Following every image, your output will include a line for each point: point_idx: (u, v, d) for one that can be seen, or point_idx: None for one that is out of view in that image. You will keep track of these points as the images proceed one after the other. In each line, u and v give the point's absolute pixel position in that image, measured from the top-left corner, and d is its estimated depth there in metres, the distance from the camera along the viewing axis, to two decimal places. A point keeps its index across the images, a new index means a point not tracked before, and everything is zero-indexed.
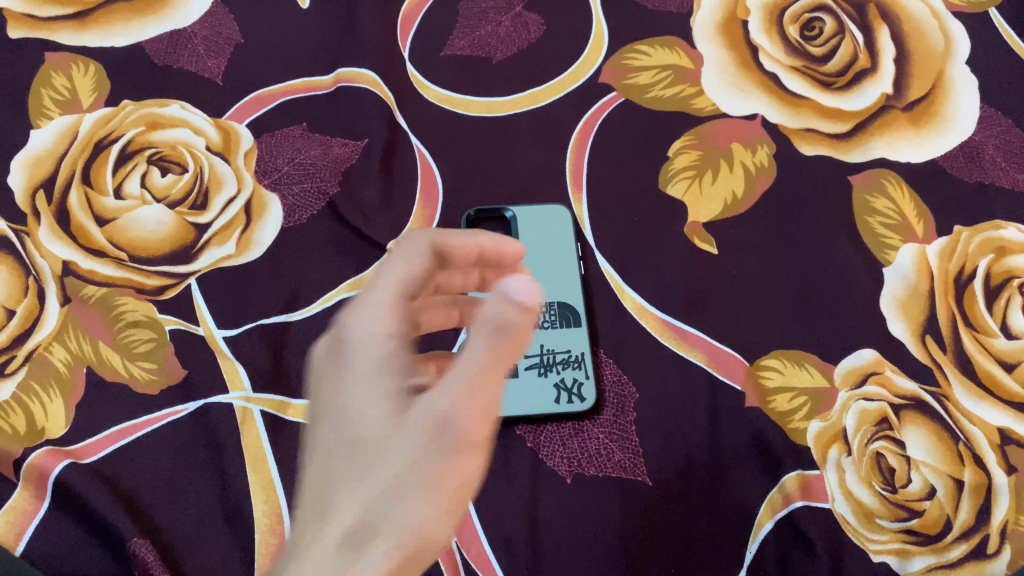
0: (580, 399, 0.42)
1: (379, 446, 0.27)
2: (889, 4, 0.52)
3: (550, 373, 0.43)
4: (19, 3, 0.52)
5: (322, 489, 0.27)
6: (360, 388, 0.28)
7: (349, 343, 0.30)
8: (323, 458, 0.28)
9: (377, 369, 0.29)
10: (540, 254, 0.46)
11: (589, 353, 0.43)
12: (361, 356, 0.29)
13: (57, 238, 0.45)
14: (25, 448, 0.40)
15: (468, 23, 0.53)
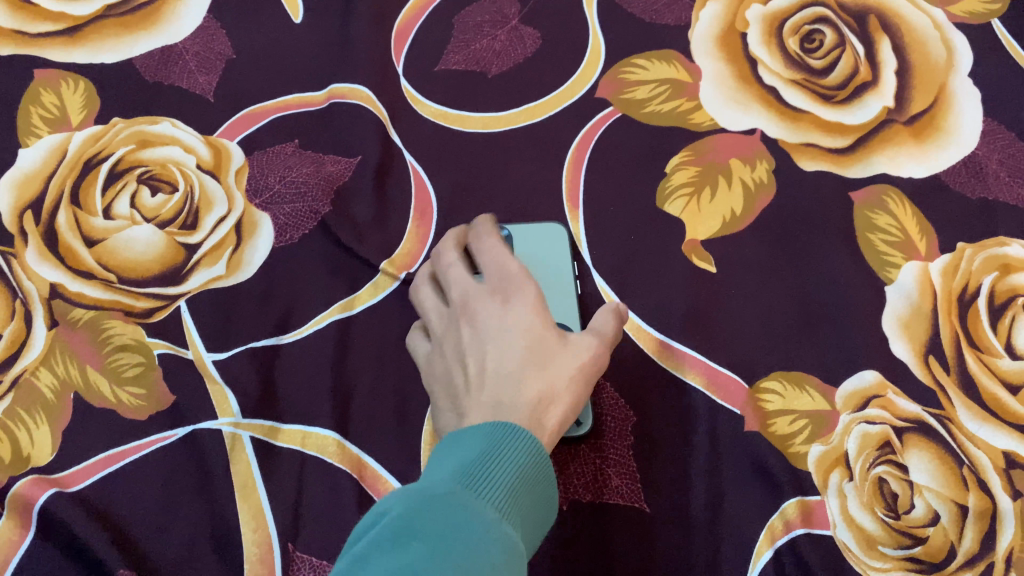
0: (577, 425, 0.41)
1: (550, 372, 0.33)
2: (890, 16, 0.52)
3: None
4: (9, 19, 0.52)
5: (489, 407, 0.31)
6: (522, 315, 0.34)
7: (501, 286, 0.35)
8: (478, 394, 0.32)
9: (502, 322, 0.34)
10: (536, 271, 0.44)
11: None
12: (497, 319, 0.34)
13: (45, 260, 0.44)
14: (11, 476, 0.39)
15: (464, 37, 0.52)
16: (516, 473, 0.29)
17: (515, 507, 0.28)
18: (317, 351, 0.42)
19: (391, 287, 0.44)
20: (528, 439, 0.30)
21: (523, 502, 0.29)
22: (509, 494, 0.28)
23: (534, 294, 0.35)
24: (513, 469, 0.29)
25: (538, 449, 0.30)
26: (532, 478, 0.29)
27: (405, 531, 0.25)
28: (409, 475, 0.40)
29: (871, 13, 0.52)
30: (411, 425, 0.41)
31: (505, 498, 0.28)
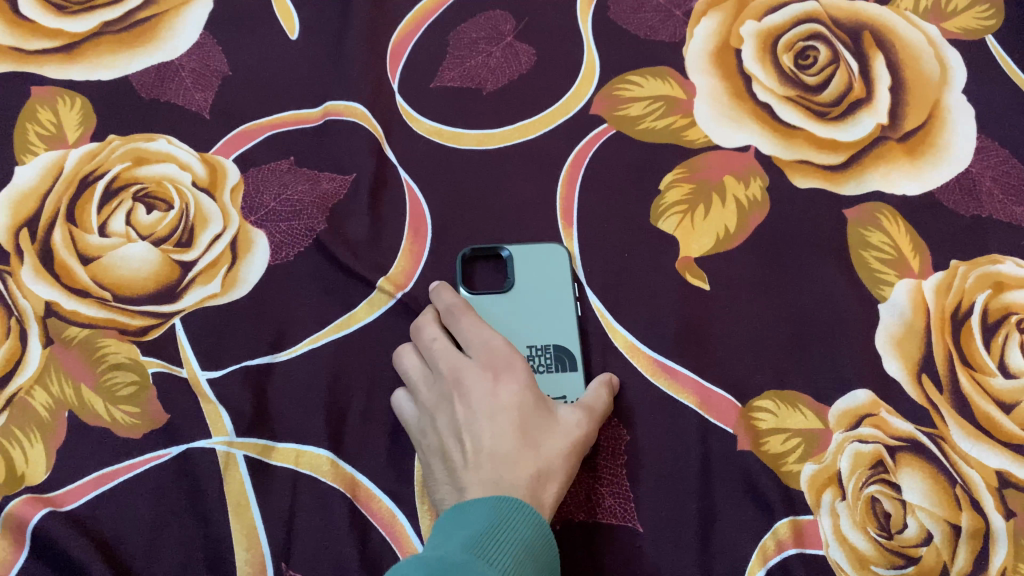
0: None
1: (543, 450, 0.35)
2: (884, 33, 0.52)
3: None
4: (5, 35, 0.52)
5: (489, 483, 0.34)
6: (511, 393, 0.37)
7: (488, 362, 0.38)
8: (476, 470, 0.34)
9: (493, 400, 0.36)
10: (536, 294, 0.44)
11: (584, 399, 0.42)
12: (488, 397, 0.37)
13: (41, 278, 0.44)
14: (4, 495, 0.39)
15: (459, 54, 0.52)
16: (523, 546, 0.31)
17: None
18: (311, 369, 0.43)
19: (386, 304, 0.45)
20: (530, 511, 0.33)
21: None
22: (517, 564, 0.31)
23: (520, 369, 0.38)
24: (519, 542, 0.31)
25: (538, 523, 0.33)
26: (537, 552, 0.32)
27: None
28: (402, 495, 0.40)
29: (865, 30, 0.52)
30: (404, 444, 0.41)
31: (513, 566, 0.30)
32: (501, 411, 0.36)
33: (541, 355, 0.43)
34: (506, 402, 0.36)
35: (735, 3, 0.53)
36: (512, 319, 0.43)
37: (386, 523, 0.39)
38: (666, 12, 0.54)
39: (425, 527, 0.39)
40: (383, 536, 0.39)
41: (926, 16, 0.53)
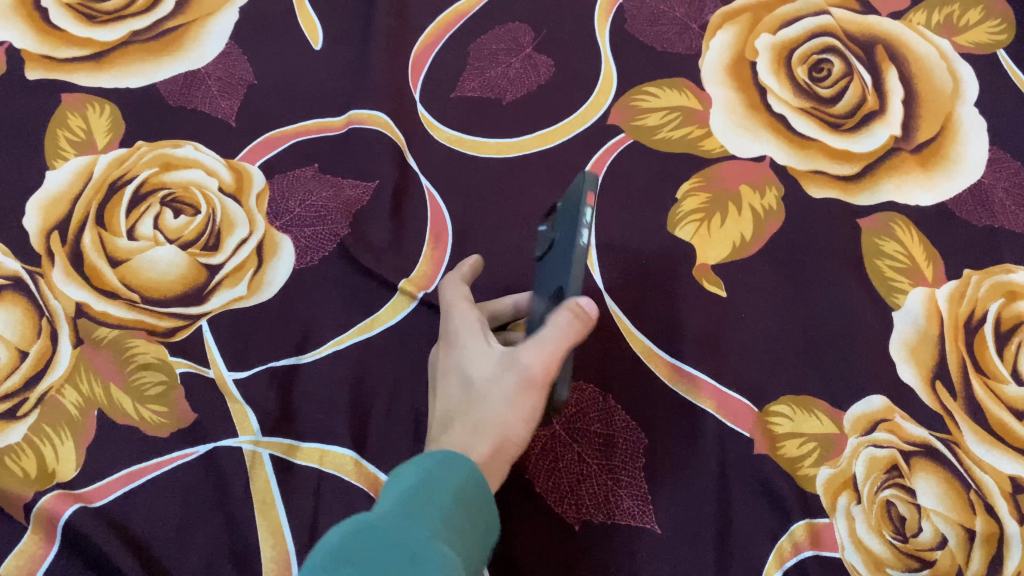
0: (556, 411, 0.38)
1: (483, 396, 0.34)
2: (897, 46, 0.53)
3: None
4: (36, 44, 0.53)
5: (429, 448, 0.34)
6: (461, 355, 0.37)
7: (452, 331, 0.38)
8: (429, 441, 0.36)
9: (449, 367, 0.37)
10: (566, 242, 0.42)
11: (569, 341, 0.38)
12: (443, 367, 0.37)
13: (71, 280, 0.45)
14: (35, 492, 0.40)
15: (479, 65, 0.53)
16: (450, 497, 0.29)
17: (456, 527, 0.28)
18: (335, 372, 0.43)
19: (408, 307, 0.45)
20: (462, 460, 0.31)
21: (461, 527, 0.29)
22: (447, 514, 0.28)
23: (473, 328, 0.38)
24: (447, 491, 0.29)
25: (470, 475, 0.30)
26: (468, 500, 0.30)
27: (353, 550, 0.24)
28: None
29: (878, 43, 0.53)
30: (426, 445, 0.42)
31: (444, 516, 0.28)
32: (452, 377, 0.36)
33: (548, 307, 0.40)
34: (455, 366, 0.36)
35: (750, 16, 0.54)
36: (552, 271, 0.42)
37: None
38: (682, 25, 0.55)
39: None
40: None
41: (938, 31, 0.54)
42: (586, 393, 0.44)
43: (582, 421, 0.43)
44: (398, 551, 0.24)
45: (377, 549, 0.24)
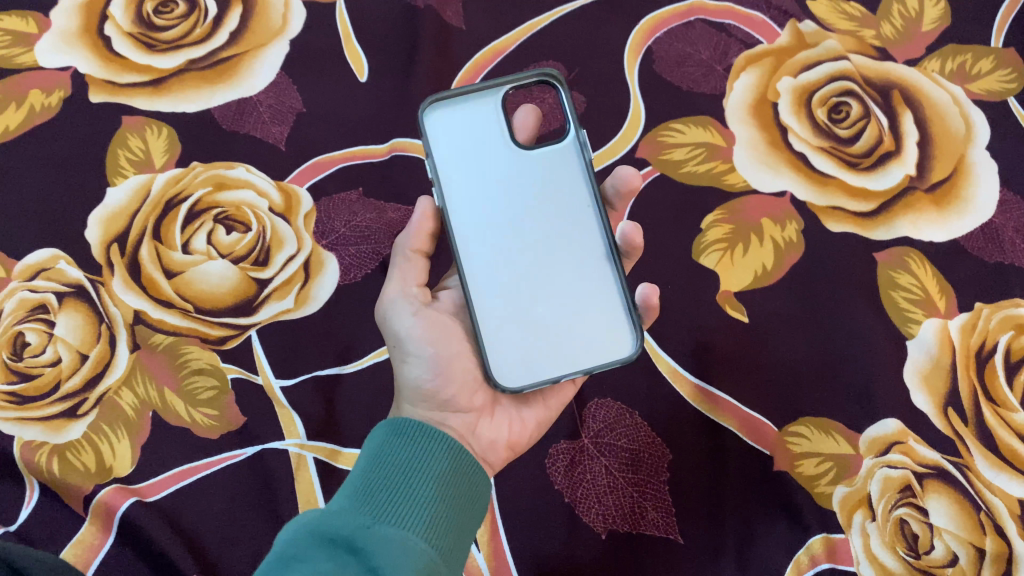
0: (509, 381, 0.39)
1: None
2: (912, 92, 0.56)
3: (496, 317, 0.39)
4: (98, 70, 0.56)
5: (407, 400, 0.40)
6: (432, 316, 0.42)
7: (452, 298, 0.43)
8: None
9: None
10: (478, 160, 0.40)
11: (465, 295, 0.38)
12: None
13: (130, 289, 0.48)
14: (95, 485, 0.43)
15: (514, 99, 0.56)
16: (408, 466, 0.33)
17: (405, 498, 0.31)
18: (376, 381, 0.46)
19: None
20: (409, 431, 0.34)
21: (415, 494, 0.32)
22: (400, 490, 0.31)
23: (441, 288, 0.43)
24: (402, 464, 0.33)
25: (416, 447, 0.33)
26: (427, 467, 0.33)
27: (296, 547, 0.28)
28: None
29: (894, 89, 0.56)
30: None
31: (401, 489, 0.31)
32: None
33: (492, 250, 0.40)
34: None
35: (772, 60, 0.58)
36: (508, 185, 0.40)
37: None
38: (707, 67, 0.58)
39: (480, 532, 0.43)
40: None
41: (951, 78, 0.57)
42: (613, 410, 0.46)
43: (610, 436, 0.45)
44: (337, 540, 0.28)
45: (314, 545, 0.28)
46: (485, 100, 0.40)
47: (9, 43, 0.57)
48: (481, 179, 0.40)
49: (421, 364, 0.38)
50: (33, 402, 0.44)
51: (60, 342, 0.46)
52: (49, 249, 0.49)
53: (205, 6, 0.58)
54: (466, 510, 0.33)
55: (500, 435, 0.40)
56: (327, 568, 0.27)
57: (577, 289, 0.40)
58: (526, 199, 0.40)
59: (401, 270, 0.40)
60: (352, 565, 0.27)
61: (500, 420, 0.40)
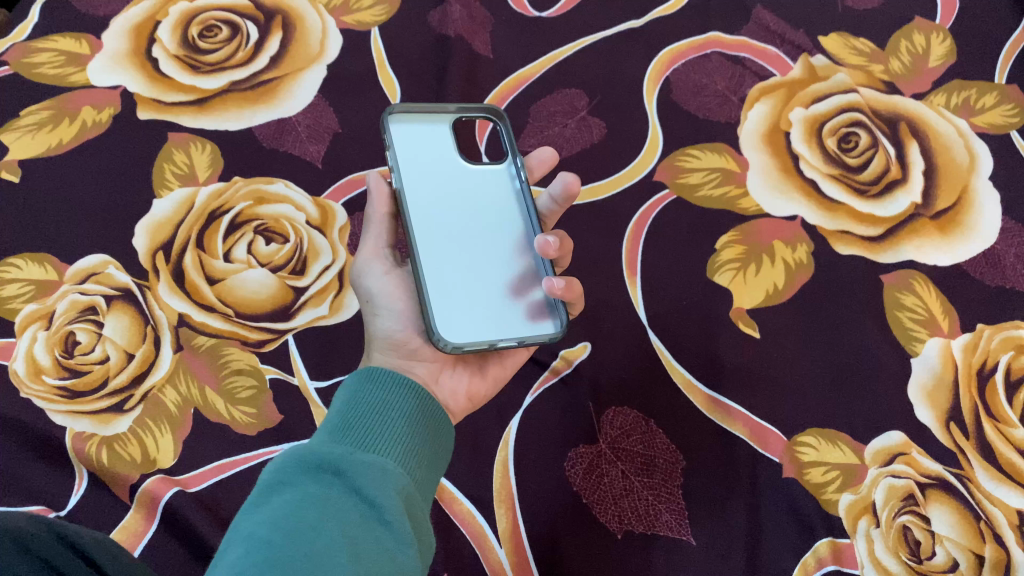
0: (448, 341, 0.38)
1: None
2: (919, 124, 0.59)
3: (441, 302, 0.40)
4: (146, 89, 0.59)
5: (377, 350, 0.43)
6: None
7: None
8: None
9: None
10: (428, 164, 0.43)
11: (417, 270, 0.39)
12: None
13: (175, 293, 0.51)
14: (140, 475, 0.45)
15: (539, 124, 0.59)
16: (380, 408, 0.35)
17: (381, 436, 0.34)
18: None
19: None
20: (387, 377, 0.37)
21: (392, 435, 0.34)
22: (378, 429, 0.34)
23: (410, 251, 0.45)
24: (374, 404, 0.35)
25: (395, 393, 0.36)
26: (397, 408, 0.36)
27: (283, 474, 0.31)
28: (482, 499, 0.46)
29: (901, 120, 0.59)
30: (484, 455, 0.47)
31: (374, 428, 0.34)
32: None
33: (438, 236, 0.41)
34: None
35: (785, 92, 0.61)
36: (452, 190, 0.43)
37: (466, 522, 0.46)
38: (723, 97, 0.61)
39: (502, 529, 0.46)
40: (464, 534, 0.45)
41: (956, 111, 0.59)
42: (630, 417, 0.48)
43: (627, 442, 0.48)
44: (322, 466, 0.31)
45: (300, 471, 0.31)
46: (439, 120, 0.44)
47: (63, 63, 0.60)
48: (431, 183, 0.42)
49: (390, 316, 0.40)
50: (83, 397, 0.47)
51: (109, 342, 0.49)
52: (98, 255, 0.52)
53: (246, 31, 0.61)
54: (435, 454, 0.36)
55: (461, 385, 0.42)
56: (314, 490, 0.29)
57: (503, 286, 0.42)
58: (466, 205, 0.43)
59: (372, 234, 0.42)
60: (337, 488, 0.30)
61: (461, 373, 0.42)
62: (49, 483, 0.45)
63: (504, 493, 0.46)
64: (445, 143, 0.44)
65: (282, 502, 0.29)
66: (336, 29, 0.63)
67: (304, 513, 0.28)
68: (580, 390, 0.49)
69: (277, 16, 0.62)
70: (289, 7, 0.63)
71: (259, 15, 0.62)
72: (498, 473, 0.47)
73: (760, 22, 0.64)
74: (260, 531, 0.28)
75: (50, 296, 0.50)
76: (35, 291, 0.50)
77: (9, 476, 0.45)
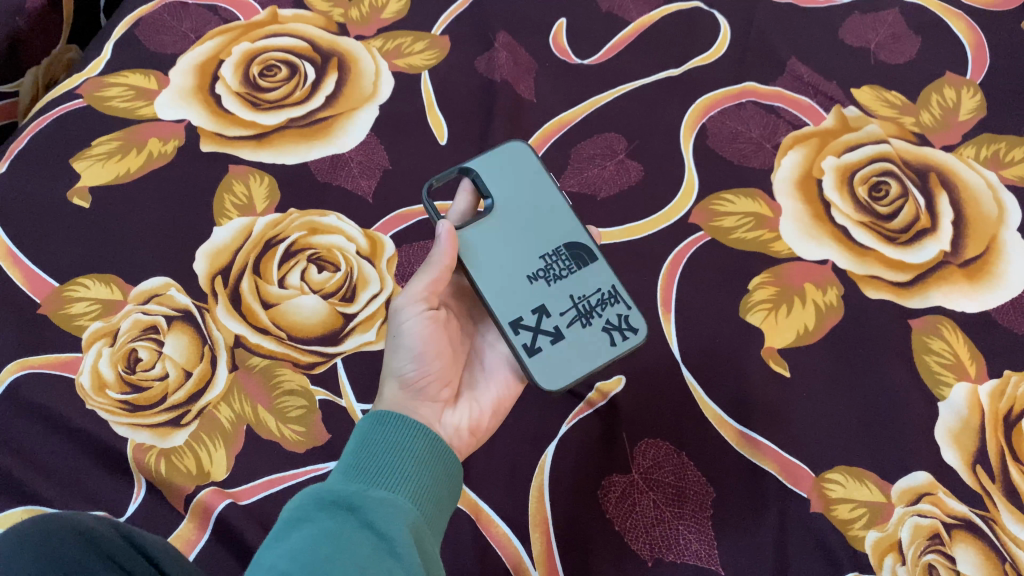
0: (632, 331, 0.49)
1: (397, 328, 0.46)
2: (948, 176, 0.60)
3: (594, 320, 0.49)
4: (209, 123, 0.62)
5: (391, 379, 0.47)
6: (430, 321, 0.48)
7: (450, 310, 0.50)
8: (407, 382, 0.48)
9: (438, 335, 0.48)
10: (514, 198, 0.50)
11: (615, 286, 0.50)
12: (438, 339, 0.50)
13: (232, 316, 0.54)
14: (194, 487, 0.48)
15: (578, 166, 0.62)
16: (390, 447, 0.40)
17: (390, 476, 0.38)
18: None
19: None
20: (395, 418, 0.41)
21: (401, 474, 0.39)
22: (387, 469, 0.39)
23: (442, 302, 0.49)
24: (382, 447, 0.40)
25: (401, 432, 0.40)
26: (406, 445, 0.40)
27: (302, 511, 0.35)
28: (517, 523, 0.48)
29: (931, 172, 0.61)
30: (520, 481, 0.50)
31: (384, 466, 0.39)
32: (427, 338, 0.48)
33: (559, 259, 0.49)
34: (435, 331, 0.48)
35: (818, 140, 0.63)
36: (512, 227, 0.49)
37: (502, 545, 0.48)
38: (757, 144, 0.63)
39: (536, 551, 0.47)
40: (500, 556, 0.47)
41: (985, 163, 0.61)
42: (662, 449, 0.50)
43: (659, 472, 0.49)
44: (337, 504, 0.35)
45: (317, 509, 0.35)
46: (479, 165, 0.51)
47: (132, 97, 0.63)
48: (532, 213, 0.50)
49: (406, 357, 0.44)
50: (143, 410, 0.50)
51: (168, 359, 0.52)
52: (160, 278, 0.55)
53: (304, 71, 0.65)
54: (441, 488, 0.41)
55: (462, 421, 0.46)
56: (331, 526, 0.34)
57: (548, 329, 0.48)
58: (522, 238, 0.49)
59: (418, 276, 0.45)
60: (351, 524, 0.34)
61: (462, 410, 0.47)
62: (109, 490, 0.48)
63: (539, 517, 0.48)
64: (496, 185, 0.50)
65: (302, 535, 0.33)
66: (389, 71, 0.66)
67: (321, 546, 0.33)
68: (613, 421, 0.51)
69: (333, 58, 0.66)
70: (344, 50, 0.66)
71: (316, 57, 0.66)
72: (533, 497, 0.49)
73: (794, 73, 0.67)
74: (283, 561, 0.32)
75: (115, 315, 0.53)
76: (101, 310, 0.54)
77: (77, 485, 0.48)
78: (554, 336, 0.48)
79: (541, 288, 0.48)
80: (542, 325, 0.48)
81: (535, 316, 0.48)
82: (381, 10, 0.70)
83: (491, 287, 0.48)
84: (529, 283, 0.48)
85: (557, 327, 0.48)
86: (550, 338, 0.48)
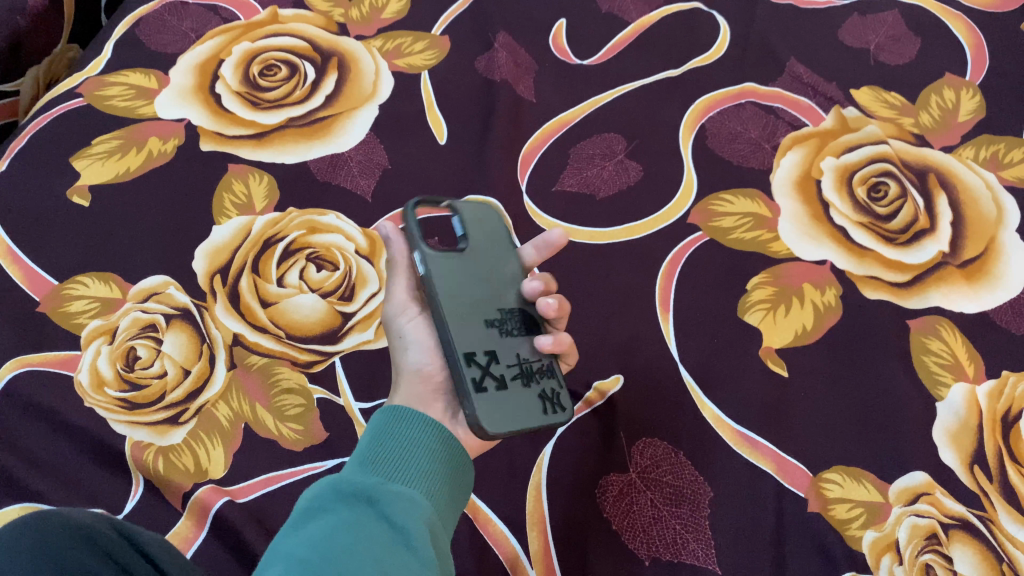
0: (562, 408, 0.44)
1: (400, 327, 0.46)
2: (947, 177, 0.60)
3: (533, 386, 0.44)
4: (209, 122, 0.62)
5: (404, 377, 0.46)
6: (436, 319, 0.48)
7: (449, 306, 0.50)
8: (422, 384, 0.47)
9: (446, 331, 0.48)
10: (487, 247, 0.47)
11: (556, 366, 0.46)
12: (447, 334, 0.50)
13: (230, 314, 0.54)
14: (192, 485, 0.48)
15: (578, 165, 0.62)
16: (408, 437, 0.39)
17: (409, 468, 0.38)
18: None
19: None
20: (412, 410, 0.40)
21: (420, 466, 0.38)
22: (406, 460, 0.38)
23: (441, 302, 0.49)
24: (402, 435, 0.39)
25: (420, 420, 0.40)
26: (424, 436, 0.39)
27: (320, 502, 0.35)
28: (514, 522, 0.48)
29: (930, 172, 0.61)
30: (518, 480, 0.50)
31: (402, 458, 0.38)
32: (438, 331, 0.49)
33: (512, 319, 0.45)
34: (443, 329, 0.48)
35: (816, 141, 0.63)
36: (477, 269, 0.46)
37: (499, 543, 0.48)
38: (756, 145, 0.63)
39: (533, 549, 0.48)
40: (497, 554, 0.47)
41: (984, 164, 0.61)
42: (660, 448, 0.50)
43: (656, 472, 0.49)
44: (355, 496, 0.35)
45: (334, 499, 0.35)
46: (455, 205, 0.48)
47: (132, 96, 0.63)
48: (499, 268, 0.47)
49: (419, 350, 0.44)
50: (141, 408, 0.50)
51: (167, 358, 0.52)
52: (160, 276, 0.55)
53: (304, 71, 0.65)
54: (458, 475, 0.40)
55: None
56: (346, 519, 0.34)
57: (495, 378, 0.43)
58: (486, 283, 0.46)
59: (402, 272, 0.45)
60: (367, 516, 0.35)
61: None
62: (106, 488, 0.48)
63: (537, 515, 0.48)
64: (469, 227, 0.47)
65: (317, 527, 0.34)
66: (388, 71, 0.66)
67: (336, 540, 0.33)
68: (611, 420, 0.51)
69: (333, 58, 0.66)
70: (344, 50, 0.67)
71: (316, 56, 0.66)
72: (530, 496, 0.49)
73: (794, 74, 0.67)
74: (300, 553, 0.33)
75: (114, 313, 0.53)
76: (100, 308, 0.54)
77: (75, 482, 0.48)
78: (499, 384, 0.43)
79: (494, 336, 0.44)
80: (490, 370, 0.43)
81: (486, 359, 0.43)
82: (382, 10, 0.70)
83: (452, 315, 0.43)
84: (485, 327, 0.44)
85: (502, 377, 0.43)
86: (494, 385, 0.42)
